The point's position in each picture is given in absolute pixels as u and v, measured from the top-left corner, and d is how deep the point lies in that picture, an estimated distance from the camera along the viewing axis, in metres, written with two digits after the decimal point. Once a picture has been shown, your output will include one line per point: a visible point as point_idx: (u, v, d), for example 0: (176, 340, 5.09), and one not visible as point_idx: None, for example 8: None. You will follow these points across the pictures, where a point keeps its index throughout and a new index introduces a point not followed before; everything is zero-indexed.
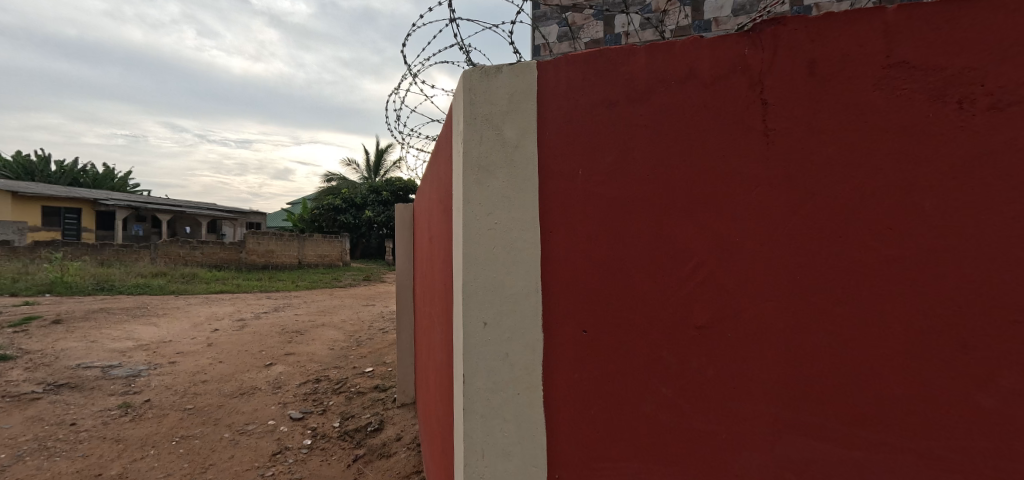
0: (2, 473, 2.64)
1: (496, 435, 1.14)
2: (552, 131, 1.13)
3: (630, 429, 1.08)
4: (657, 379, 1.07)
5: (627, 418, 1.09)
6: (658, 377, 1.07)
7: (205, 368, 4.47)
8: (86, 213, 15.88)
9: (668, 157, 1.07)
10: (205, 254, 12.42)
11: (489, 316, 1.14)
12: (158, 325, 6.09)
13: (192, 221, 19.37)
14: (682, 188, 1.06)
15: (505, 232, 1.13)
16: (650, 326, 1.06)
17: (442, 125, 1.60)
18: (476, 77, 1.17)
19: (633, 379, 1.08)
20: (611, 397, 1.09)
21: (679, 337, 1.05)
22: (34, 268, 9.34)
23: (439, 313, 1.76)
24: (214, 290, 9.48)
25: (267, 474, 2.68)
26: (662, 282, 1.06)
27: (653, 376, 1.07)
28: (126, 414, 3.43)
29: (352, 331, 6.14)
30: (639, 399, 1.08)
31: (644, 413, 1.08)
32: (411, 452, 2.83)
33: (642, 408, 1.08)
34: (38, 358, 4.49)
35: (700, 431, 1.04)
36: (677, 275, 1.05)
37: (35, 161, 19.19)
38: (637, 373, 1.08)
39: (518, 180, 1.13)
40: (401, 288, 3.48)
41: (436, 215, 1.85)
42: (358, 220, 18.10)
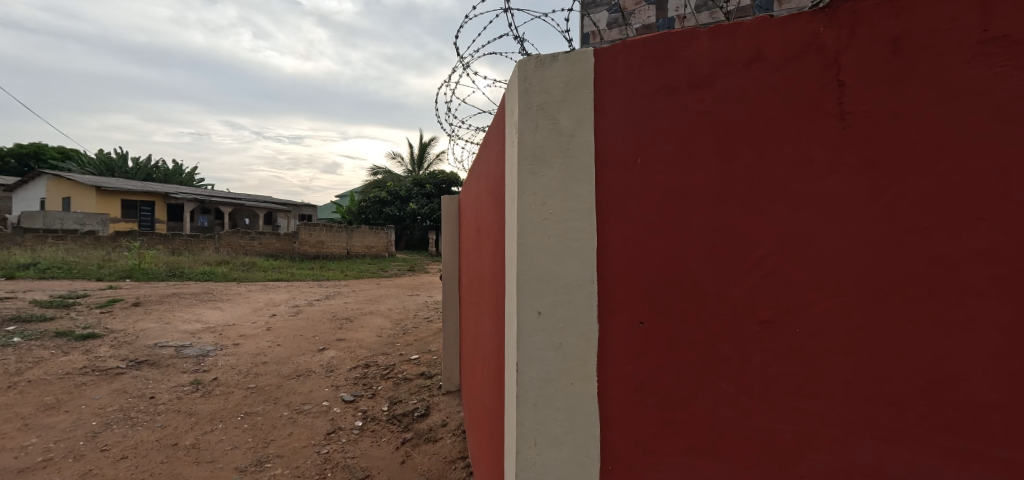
0: (94, 438, 2.95)
1: (549, 424, 1.14)
2: (608, 119, 1.11)
3: (686, 423, 1.06)
4: (716, 373, 1.03)
5: (684, 412, 1.06)
6: (718, 373, 1.03)
7: (265, 351, 4.78)
8: (159, 206, 17.30)
9: (731, 144, 1.02)
10: (262, 244, 13.23)
11: (543, 305, 1.14)
12: (223, 309, 6.56)
13: (251, 213, 20.69)
14: (746, 176, 1.01)
15: (560, 221, 1.12)
16: (710, 319, 1.03)
17: (493, 116, 1.60)
18: (531, 66, 1.15)
19: (690, 373, 1.05)
20: (668, 391, 1.07)
21: (741, 331, 1.01)
22: (117, 256, 10.31)
23: (488, 302, 1.78)
24: (271, 278, 10.10)
25: (323, 451, 2.84)
26: (724, 274, 1.02)
27: (712, 371, 1.03)
28: (197, 390, 3.74)
29: (398, 319, 6.36)
30: (696, 392, 1.05)
31: (701, 407, 1.05)
32: (456, 438, 2.91)
33: (701, 403, 1.05)
34: (121, 337, 4.97)
35: (762, 428, 1.00)
36: (741, 267, 1.01)
37: (116, 158, 21.10)
38: (695, 367, 1.05)
39: (574, 169, 1.12)
40: (448, 278, 3.56)
41: (485, 206, 1.86)
42: (402, 212, 18.65)
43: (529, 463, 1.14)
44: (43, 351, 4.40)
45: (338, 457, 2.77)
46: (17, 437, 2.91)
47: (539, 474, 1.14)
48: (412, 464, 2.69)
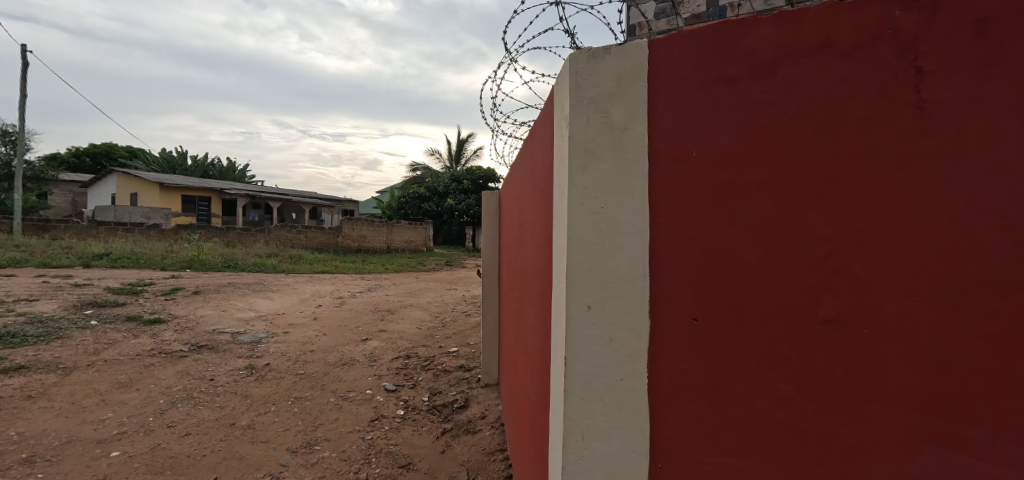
0: (162, 415, 3.20)
1: (596, 419, 1.13)
2: (662, 112, 1.09)
3: (742, 424, 1.03)
4: (774, 372, 0.99)
5: (738, 412, 1.03)
6: (776, 373, 0.99)
7: (312, 339, 5.02)
8: (214, 201, 18.45)
9: (794, 136, 0.98)
10: (308, 237, 13.85)
11: (592, 300, 1.13)
12: (273, 299, 6.93)
13: (297, 208, 21.71)
14: (810, 170, 0.96)
15: (611, 215, 1.11)
16: (768, 317, 0.99)
17: (540, 111, 1.61)
18: (582, 59, 1.14)
19: (747, 372, 1.02)
20: (721, 390, 1.05)
21: (803, 331, 0.96)
22: (179, 248, 11.08)
23: (531, 297, 1.79)
24: (317, 270, 10.57)
25: (367, 437, 2.95)
26: (784, 271, 0.98)
27: (770, 371, 1.00)
28: (251, 374, 3.98)
29: (436, 312, 6.49)
30: (753, 392, 1.01)
31: (758, 407, 1.01)
32: (495, 430, 2.95)
33: (756, 403, 1.01)
34: (183, 322, 5.35)
35: (823, 432, 0.96)
36: (804, 264, 0.96)
37: (177, 156, 22.64)
38: (752, 366, 1.01)
39: (626, 163, 1.10)
40: (488, 273, 3.60)
41: (529, 200, 1.87)
42: (440, 208, 19.01)
43: (575, 457, 1.14)
44: (117, 334, 4.80)
45: (382, 443, 2.87)
46: (96, 411, 3.20)
47: (586, 468, 1.13)
48: (452, 454, 2.76)
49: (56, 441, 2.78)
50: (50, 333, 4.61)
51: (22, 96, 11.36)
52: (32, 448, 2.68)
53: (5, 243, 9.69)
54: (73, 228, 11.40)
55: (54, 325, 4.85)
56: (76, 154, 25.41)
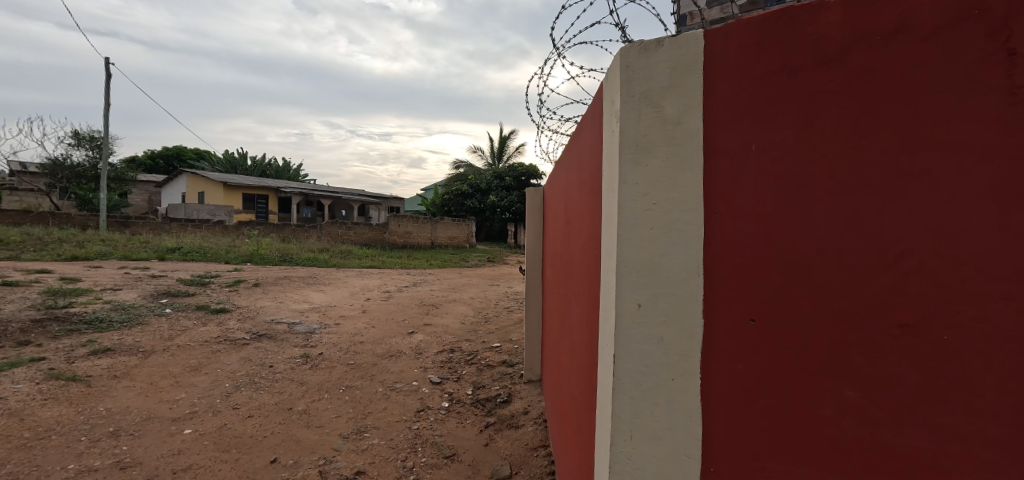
0: (228, 398, 3.46)
1: (646, 418, 1.11)
2: (717, 105, 1.05)
3: (803, 430, 0.97)
4: (841, 379, 0.93)
5: (799, 417, 0.98)
6: (842, 379, 0.93)
7: (362, 331, 5.25)
8: (271, 199, 19.66)
9: (865, 127, 0.90)
10: (357, 233, 14.47)
11: (643, 298, 1.11)
12: (326, 292, 7.31)
13: (346, 205, 22.71)
14: (883, 162, 0.89)
15: (663, 212, 1.08)
16: (835, 319, 0.93)
17: (589, 107, 1.59)
18: (634, 53, 1.12)
19: (810, 377, 0.96)
20: (781, 394, 1.00)
21: (874, 336, 0.89)
22: (240, 243, 11.90)
23: (577, 293, 1.78)
24: (365, 264, 11.02)
25: (414, 427, 3.06)
26: (853, 272, 0.91)
27: (835, 377, 0.93)
28: (307, 363, 4.22)
29: (480, 308, 6.61)
30: (816, 399, 0.96)
31: (822, 415, 0.95)
32: (538, 426, 2.97)
33: (820, 410, 0.95)
34: (245, 312, 5.76)
35: (896, 445, 0.88)
36: (875, 264, 0.89)
37: (238, 157, 24.28)
38: (815, 370, 0.95)
39: (679, 158, 1.07)
40: (532, 270, 3.62)
41: (576, 197, 1.85)
42: (482, 204, 19.29)
43: (624, 456, 1.13)
44: (188, 321, 5.24)
45: (428, 434, 2.97)
46: (172, 392, 3.51)
47: (635, 468, 1.12)
48: (496, 448, 2.81)
49: (138, 417, 3.08)
50: (132, 319, 5.10)
51: (107, 104, 12.56)
52: (118, 423, 2.99)
53: (94, 237, 10.81)
54: (150, 224, 12.53)
55: (136, 312, 5.36)
56: (152, 156, 27.86)
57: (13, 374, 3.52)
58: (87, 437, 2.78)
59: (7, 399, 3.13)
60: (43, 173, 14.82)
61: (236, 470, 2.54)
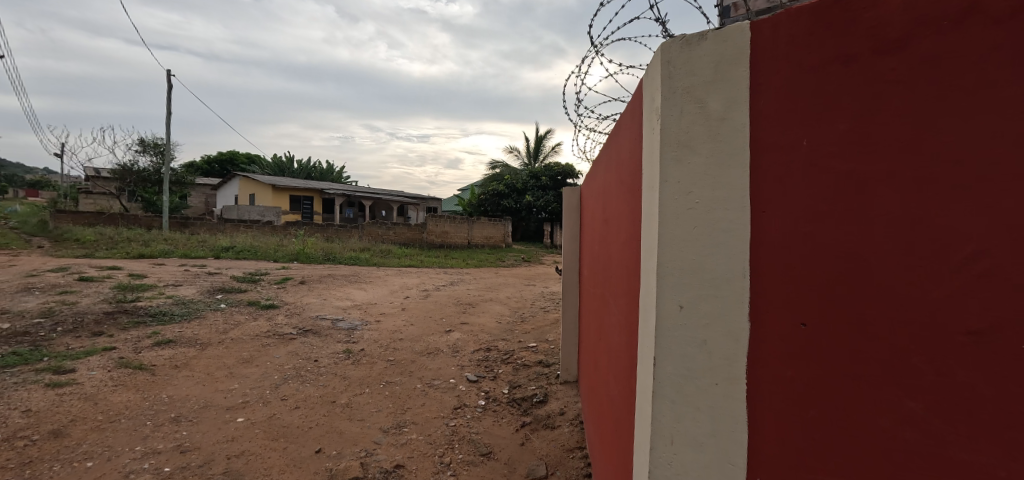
0: (277, 389, 3.66)
1: (687, 423, 1.08)
2: (765, 100, 1.01)
3: (857, 441, 0.91)
4: (900, 388, 0.86)
5: (853, 428, 0.92)
6: (903, 389, 0.86)
7: (401, 328, 5.40)
8: (316, 200, 20.58)
9: (928, 118, 0.83)
10: (396, 233, 14.90)
11: (684, 299, 1.07)
12: (367, 290, 7.58)
13: (386, 206, 23.43)
14: (949, 155, 0.81)
15: (705, 211, 1.04)
16: (892, 325, 0.87)
17: (628, 104, 1.57)
18: (675, 48, 1.09)
19: (865, 384, 0.90)
20: (834, 402, 0.94)
21: (938, 343, 0.82)
22: (288, 242, 12.55)
23: (616, 293, 1.75)
24: (404, 263, 11.34)
25: (451, 424, 3.11)
26: (914, 274, 0.84)
27: (894, 385, 0.87)
28: (349, 358, 4.39)
29: (516, 307, 6.63)
30: (872, 409, 0.89)
31: (879, 426, 0.89)
32: (574, 428, 2.95)
33: (876, 421, 0.89)
34: (292, 308, 6.06)
35: (961, 461, 0.81)
36: (940, 265, 0.82)
37: (285, 161, 25.61)
38: (871, 378, 0.89)
39: (723, 156, 1.03)
40: (568, 270, 3.58)
41: (615, 196, 1.82)
42: (518, 204, 19.36)
43: (664, 461, 1.10)
44: (241, 316, 5.58)
45: (465, 431, 3.01)
46: (226, 382, 3.75)
47: (676, 474, 1.08)
48: (532, 447, 2.81)
49: (197, 405, 3.31)
50: (191, 313, 5.49)
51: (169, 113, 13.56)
52: (178, 409, 3.22)
53: (159, 237, 11.70)
54: (207, 224, 13.44)
55: (195, 307, 5.76)
56: (209, 161, 29.76)
57: (89, 362, 3.87)
58: (152, 422, 3.02)
59: (84, 384, 3.45)
60: (114, 178, 16.22)
61: (283, 458, 2.68)
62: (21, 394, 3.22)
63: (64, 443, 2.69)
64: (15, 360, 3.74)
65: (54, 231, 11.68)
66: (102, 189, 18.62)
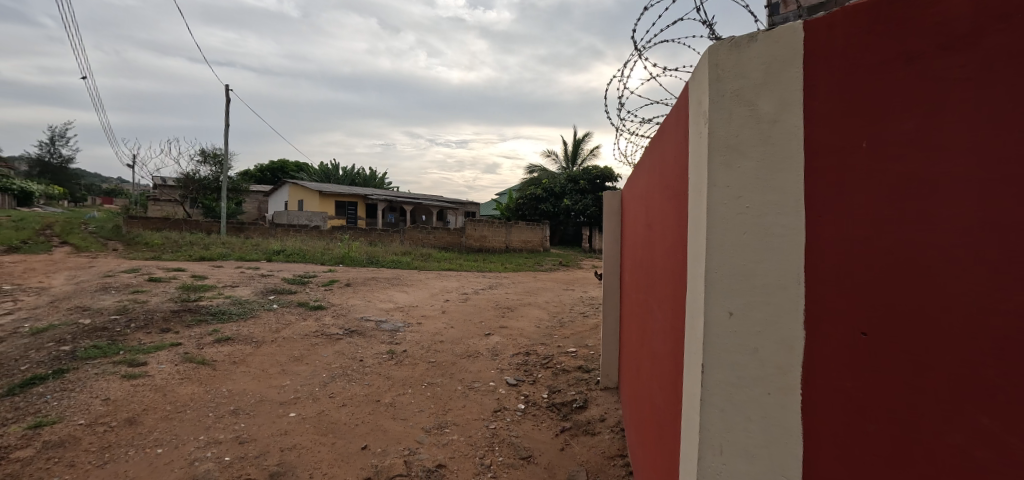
0: (325, 386, 3.85)
1: (739, 433, 1.04)
2: (821, 100, 0.96)
3: (924, 459, 0.85)
4: (971, 403, 0.80)
5: (919, 444, 0.86)
6: (976, 405, 0.80)
7: (441, 330, 5.53)
8: (360, 206, 21.44)
9: (1004, 115, 0.77)
10: (435, 237, 15.25)
11: (735, 306, 1.04)
12: (409, 293, 7.80)
13: (426, 211, 24.05)
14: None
15: (757, 216, 1.01)
16: (964, 336, 0.81)
17: (675, 107, 1.54)
18: (724, 51, 1.07)
19: (932, 398, 0.84)
20: (899, 416, 0.88)
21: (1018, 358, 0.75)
22: (334, 246, 13.15)
23: (660, 298, 1.72)
24: (444, 267, 11.59)
25: (491, 426, 3.15)
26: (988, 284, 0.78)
27: (965, 400, 0.81)
28: (392, 358, 4.54)
29: (555, 312, 6.61)
30: (941, 425, 0.84)
31: (948, 443, 0.83)
32: (615, 435, 2.91)
33: (949, 439, 0.83)
34: (339, 310, 6.33)
35: None
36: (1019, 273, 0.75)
37: (331, 168, 26.90)
38: (939, 391, 0.84)
39: (775, 159, 1.00)
40: (609, 275, 3.55)
41: (659, 199, 1.79)
42: (555, 208, 19.29)
43: (712, 471, 1.07)
44: (292, 316, 5.90)
45: (505, 434, 3.04)
46: (279, 378, 3.98)
47: None
48: (571, 453, 2.80)
49: (253, 399, 3.54)
50: (247, 313, 5.87)
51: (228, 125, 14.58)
52: (237, 403, 3.45)
53: (218, 241, 12.58)
54: (261, 229, 14.31)
55: (250, 307, 6.15)
56: (262, 169, 31.72)
57: (159, 356, 4.22)
58: (214, 413, 3.25)
59: (154, 376, 3.77)
60: (179, 186, 17.64)
61: (332, 453, 2.81)
62: (102, 383, 3.56)
63: (137, 430, 2.95)
64: (97, 353, 4.14)
65: (128, 235, 12.82)
66: (168, 197, 20.19)
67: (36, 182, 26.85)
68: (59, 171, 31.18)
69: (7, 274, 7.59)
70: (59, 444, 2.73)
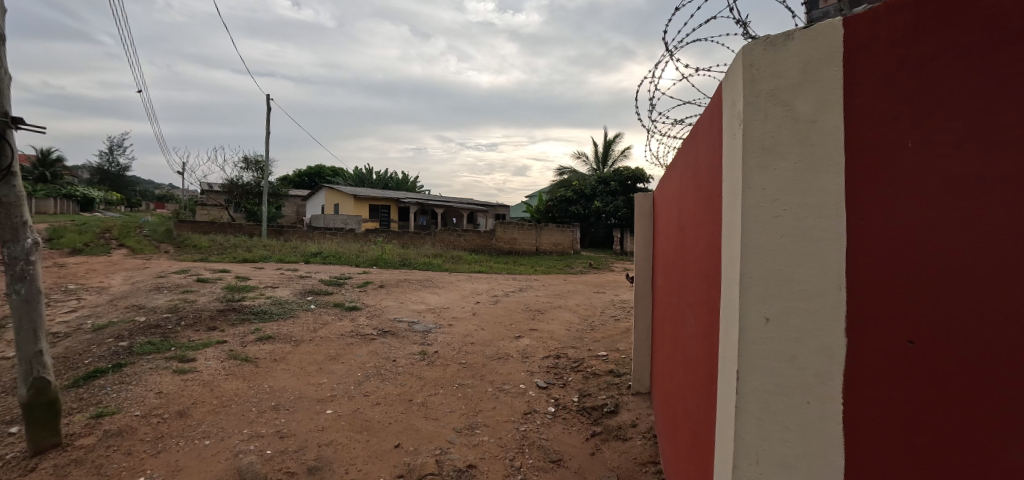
0: (360, 385, 3.98)
1: (775, 443, 1.00)
2: (864, 99, 0.93)
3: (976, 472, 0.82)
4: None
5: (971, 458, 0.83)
6: None
7: (472, 332, 5.60)
8: (392, 209, 22.00)
9: None
10: (466, 240, 15.46)
11: (772, 311, 1.00)
12: (440, 295, 7.93)
13: (456, 214, 24.41)
14: None
15: (795, 219, 0.97)
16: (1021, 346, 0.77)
17: (708, 107, 1.51)
18: (759, 50, 1.04)
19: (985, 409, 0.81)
20: (947, 428, 0.85)
21: None
22: (368, 248, 13.54)
23: (693, 303, 1.69)
24: (474, 269, 11.72)
25: (521, 428, 3.16)
26: None
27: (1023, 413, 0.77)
28: (424, 359, 4.64)
29: (586, 315, 6.56)
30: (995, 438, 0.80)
31: (1003, 457, 0.79)
32: (647, 441, 2.86)
33: (1002, 453, 0.80)
34: (373, 311, 6.51)
35: None
36: None
37: (365, 173, 27.78)
38: (992, 402, 0.80)
39: (814, 161, 0.96)
40: (640, 279, 3.50)
41: (692, 201, 1.75)
42: (586, 210, 19.10)
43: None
44: (328, 316, 6.13)
45: (535, 437, 3.04)
46: (317, 376, 4.15)
47: None
48: (602, 458, 2.77)
49: (293, 396, 3.70)
50: (286, 313, 6.14)
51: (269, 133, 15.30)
52: (278, 399, 3.62)
53: (260, 244, 13.21)
54: (300, 232, 14.93)
55: (290, 307, 6.44)
56: (301, 175, 33.12)
57: (207, 353, 4.47)
58: (257, 408, 3.43)
59: (202, 372, 4.00)
60: (224, 191, 18.67)
61: (367, 450, 2.90)
62: (156, 377, 3.81)
63: (187, 422, 3.15)
64: (151, 348, 4.44)
65: (178, 239, 13.64)
66: (213, 202, 21.34)
67: (98, 189, 29.02)
68: (119, 179, 33.56)
69: (73, 275, 8.25)
70: (117, 434, 2.95)
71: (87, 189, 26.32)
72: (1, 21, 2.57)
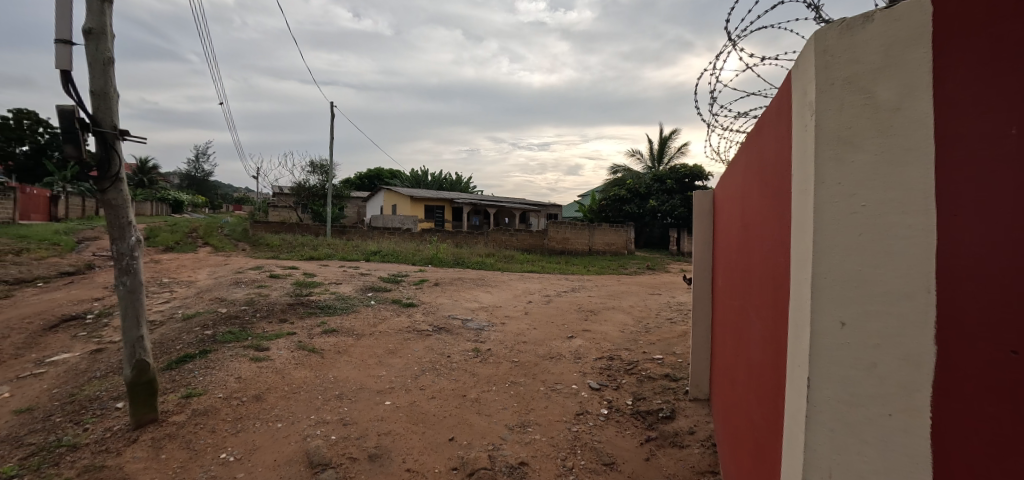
0: (416, 378, 4.15)
1: (852, 457, 0.93)
2: (956, 82, 0.84)
3: None
4: None
5: None
6: None
7: (525, 331, 5.63)
8: (447, 210, 22.64)
9: None
10: (518, 239, 15.56)
11: (847, 315, 0.93)
12: (493, 293, 8.05)
13: (509, 214, 24.65)
14: None
15: (875, 216, 0.90)
16: None
17: (777, 97, 1.43)
18: (833, 35, 0.98)
19: None
20: None
21: None
22: (424, 247, 14.04)
23: (758, 305, 1.60)
24: (526, 268, 11.78)
25: (573, 429, 3.15)
26: None
27: None
28: (477, 356, 4.74)
29: (641, 317, 6.37)
30: None
31: None
32: (706, 450, 2.74)
33: None
34: (428, 308, 6.75)
35: None
36: None
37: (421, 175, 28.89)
38: None
39: (896, 152, 0.89)
40: (699, 279, 3.35)
41: (757, 197, 1.67)
42: (641, 209, 18.54)
43: None
44: (387, 312, 6.44)
45: (587, 438, 3.01)
46: (377, 368, 4.38)
47: None
48: (657, 464, 2.69)
49: (355, 386, 3.94)
50: (349, 308, 6.53)
51: None
52: (341, 388, 3.87)
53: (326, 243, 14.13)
54: (361, 232, 15.79)
55: (351, 302, 6.84)
56: (362, 177, 35.04)
57: (279, 343, 4.87)
58: (323, 396, 3.68)
59: (275, 361, 4.36)
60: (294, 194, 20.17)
61: (422, 441, 3.03)
62: (236, 363, 4.21)
63: (262, 406, 3.46)
64: (231, 337, 4.91)
65: (255, 239, 14.92)
66: (284, 205, 23.10)
67: (189, 193, 32.45)
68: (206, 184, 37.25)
69: (169, 270, 9.29)
70: (203, 413, 3.30)
71: (181, 193, 29.54)
72: (108, 46, 2.94)
